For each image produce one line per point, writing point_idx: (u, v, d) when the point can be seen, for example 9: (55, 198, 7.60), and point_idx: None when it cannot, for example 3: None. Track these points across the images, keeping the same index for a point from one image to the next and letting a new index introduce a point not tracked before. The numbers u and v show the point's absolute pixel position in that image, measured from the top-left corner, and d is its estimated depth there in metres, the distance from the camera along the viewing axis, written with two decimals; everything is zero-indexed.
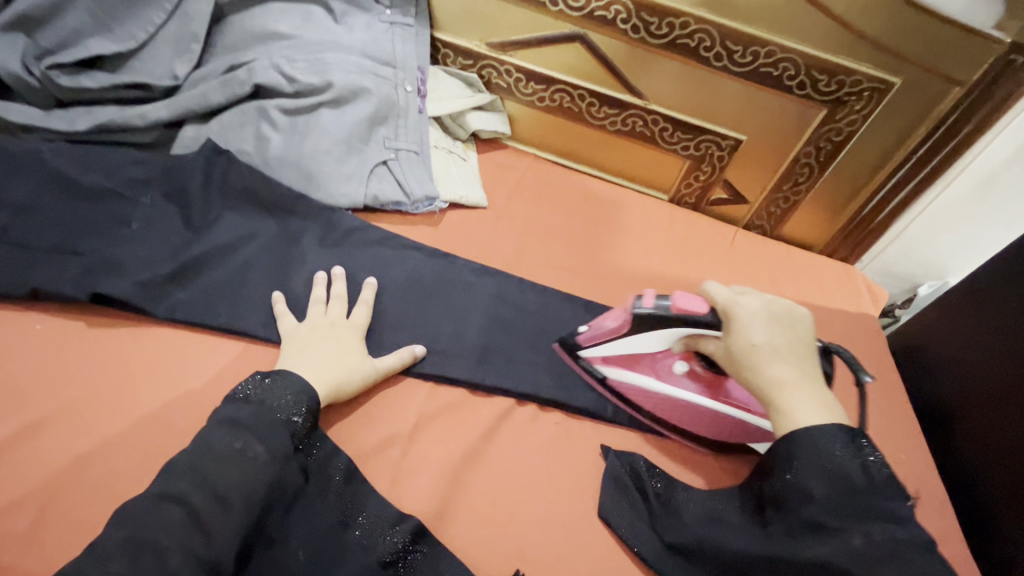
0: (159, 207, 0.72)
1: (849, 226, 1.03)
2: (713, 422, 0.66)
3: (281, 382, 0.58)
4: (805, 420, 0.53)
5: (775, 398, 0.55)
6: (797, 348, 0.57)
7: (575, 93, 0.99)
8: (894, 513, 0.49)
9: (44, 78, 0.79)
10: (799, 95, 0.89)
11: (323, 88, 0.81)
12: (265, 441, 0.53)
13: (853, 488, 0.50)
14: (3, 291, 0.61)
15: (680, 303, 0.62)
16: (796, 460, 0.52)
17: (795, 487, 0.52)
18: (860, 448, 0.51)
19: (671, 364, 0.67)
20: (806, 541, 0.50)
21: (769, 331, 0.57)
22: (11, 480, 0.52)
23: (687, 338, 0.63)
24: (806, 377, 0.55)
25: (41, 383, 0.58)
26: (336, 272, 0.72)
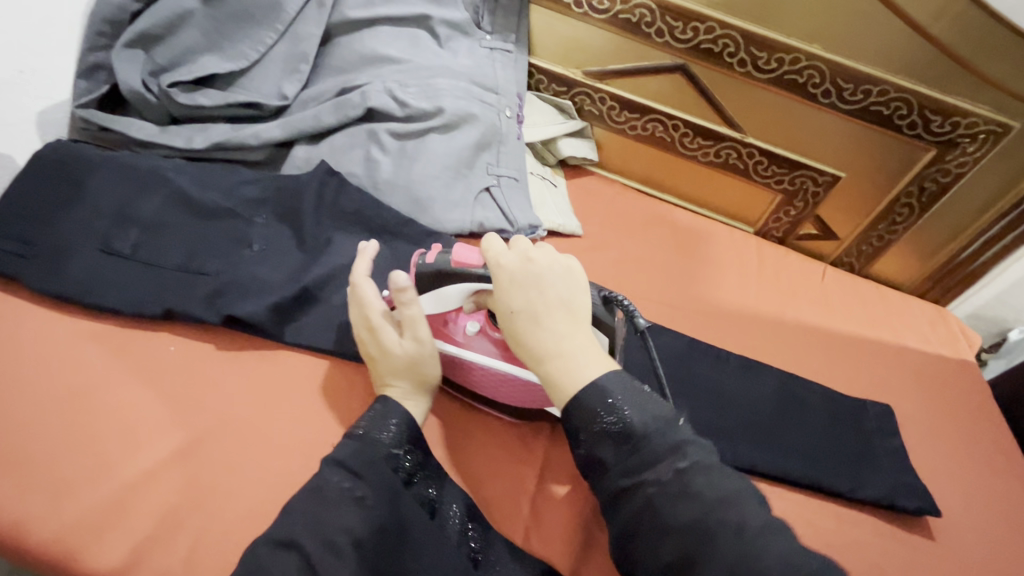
0: (277, 229, 0.72)
1: (945, 268, 1.00)
2: (504, 385, 0.62)
3: (384, 412, 0.56)
4: (576, 383, 0.51)
5: (544, 363, 0.52)
6: (555, 307, 0.53)
7: (669, 123, 0.98)
8: (674, 443, 0.49)
9: (163, 95, 0.80)
10: (909, 135, 0.87)
11: (433, 114, 0.82)
12: (370, 482, 0.52)
13: (631, 441, 0.50)
14: (137, 310, 0.61)
15: (459, 257, 0.58)
16: (579, 432, 0.52)
17: (587, 460, 0.52)
18: (636, 395, 0.51)
19: (464, 325, 0.63)
20: (623, 510, 0.50)
21: (532, 294, 0.53)
22: (153, 508, 0.51)
23: (475, 295, 0.58)
24: (582, 339, 0.53)
25: (174, 406, 0.57)
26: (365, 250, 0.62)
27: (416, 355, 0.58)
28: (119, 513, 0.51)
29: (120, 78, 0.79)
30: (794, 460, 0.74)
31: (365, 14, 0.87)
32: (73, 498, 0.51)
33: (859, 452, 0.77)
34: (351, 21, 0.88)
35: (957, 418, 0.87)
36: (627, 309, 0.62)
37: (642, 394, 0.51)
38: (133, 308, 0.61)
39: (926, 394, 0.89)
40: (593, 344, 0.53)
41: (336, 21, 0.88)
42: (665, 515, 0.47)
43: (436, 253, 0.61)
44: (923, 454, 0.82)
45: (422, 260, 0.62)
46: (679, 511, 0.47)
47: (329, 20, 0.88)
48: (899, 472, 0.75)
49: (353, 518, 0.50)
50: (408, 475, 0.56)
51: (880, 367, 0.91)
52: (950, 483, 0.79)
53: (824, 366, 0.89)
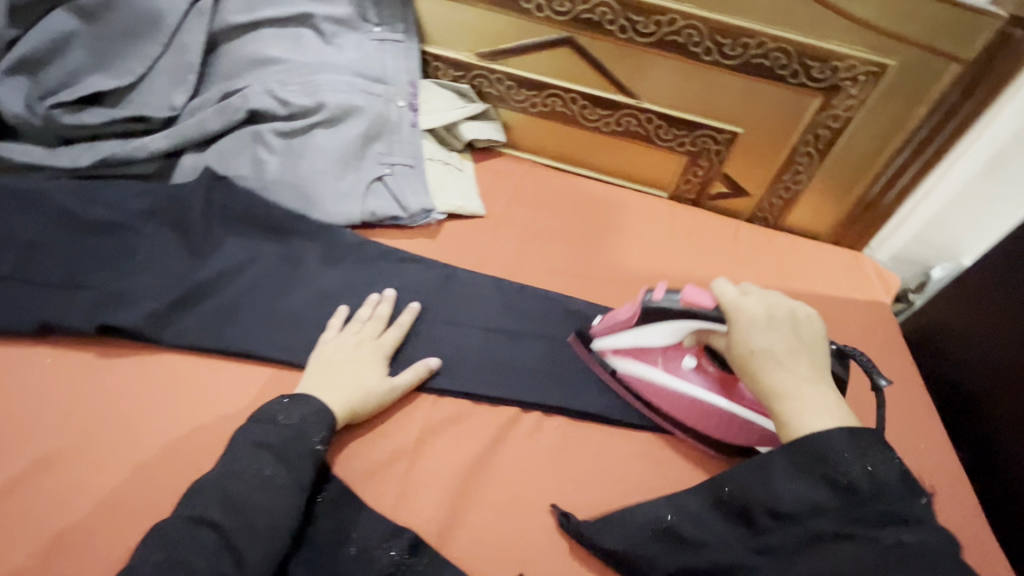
0: (163, 237, 0.73)
1: (855, 212, 1.01)
2: (744, 429, 0.63)
3: (310, 410, 0.56)
4: (807, 427, 0.50)
5: (779, 404, 0.53)
6: (797, 352, 0.54)
7: (567, 96, 0.99)
8: (907, 516, 0.46)
9: (47, 117, 0.81)
10: (794, 83, 0.88)
11: (316, 109, 0.83)
12: (292, 471, 0.52)
13: (858, 495, 0.48)
14: (14, 327, 0.62)
15: (690, 297, 0.61)
16: (802, 470, 0.50)
17: (799, 500, 0.50)
18: (869, 452, 0.49)
19: (681, 359, 0.66)
20: (821, 559, 0.46)
21: (770, 336, 0.55)
22: (22, 515, 0.53)
23: (697, 331, 0.62)
24: (821, 387, 0.52)
25: (51, 416, 0.58)
26: (387, 294, 0.72)
27: (378, 391, 0.61)
28: None
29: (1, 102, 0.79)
30: None
31: (247, 18, 0.87)
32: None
33: None
34: (233, 27, 0.88)
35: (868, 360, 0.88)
36: (863, 360, 0.62)
37: (878, 452, 0.48)
38: (11, 325, 0.62)
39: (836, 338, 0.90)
40: (830, 395, 0.52)
41: (218, 28, 0.88)
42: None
43: (663, 290, 0.63)
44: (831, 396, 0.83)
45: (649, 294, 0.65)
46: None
47: (211, 27, 0.88)
48: None
49: (282, 507, 0.50)
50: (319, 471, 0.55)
51: None
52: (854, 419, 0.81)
53: None
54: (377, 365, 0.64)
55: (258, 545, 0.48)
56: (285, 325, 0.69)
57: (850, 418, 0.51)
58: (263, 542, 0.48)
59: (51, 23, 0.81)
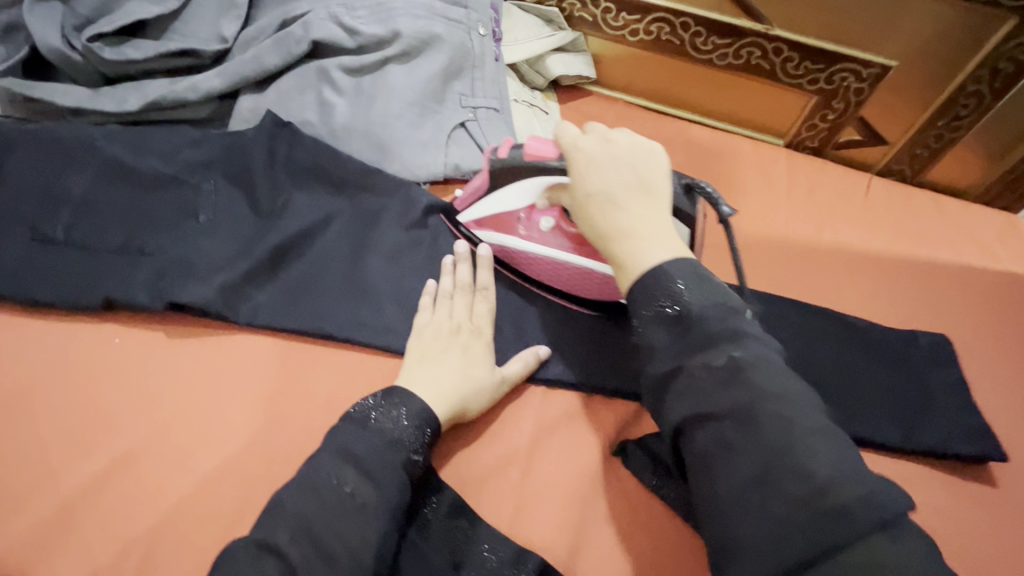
0: (227, 194, 0.64)
1: (1020, 169, 0.83)
2: (596, 284, 0.58)
3: (408, 416, 0.48)
4: (646, 265, 0.45)
5: (612, 248, 0.47)
6: (637, 190, 0.49)
7: (678, 22, 0.82)
8: (732, 332, 0.41)
9: (87, 52, 0.70)
10: (981, 1, 0.70)
11: (389, 40, 0.70)
12: (379, 488, 0.44)
13: (687, 323, 0.42)
14: (73, 302, 0.55)
15: (532, 150, 0.56)
16: (641, 314, 0.44)
17: (639, 346, 0.45)
18: (698, 280, 0.43)
19: (538, 221, 0.59)
20: (664, 399, 0.42)
21: (610, 174, 0.49)
22: (105, 519, 0.47)
23: (550, 189, 0.56)
24: (664, 225, 0.47)
25: (124, 404, 0.52)
26: (480, 254, 0.61)
27: (488, 384, 0.53)
28: (71, 527, 0.47)
29: (36, 36, 0.69)
30: (832, 406, 0.64)
31: None
32: (18, 512, 0.47)
33: (909, 397, 0.66)
34: None
35: None
36: (709, 194, 0.55)
37: (713, 281, 0.43)
38: (69, 299, 0.55)
39: (990, 317, 0.76)
40: (673, 234, 0.47)
41: None
42: (713, 404, 0.39)
43: (510, 146, 0.58)
44: (990, 387, 0.71)
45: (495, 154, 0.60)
46: (722, 397, 0.39)
47: None
48: (958, 415, 0.65)
49: (357, 530, 0.43)
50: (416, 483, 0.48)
51: (936, 291, 0.78)
52: (1014, 416, 0.69)
53: (869, 298, 0.77)
54: (479, 355, 0.55)
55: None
56: (366, 299, 0.60)
57: (688, 254, 0.45)
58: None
59: None
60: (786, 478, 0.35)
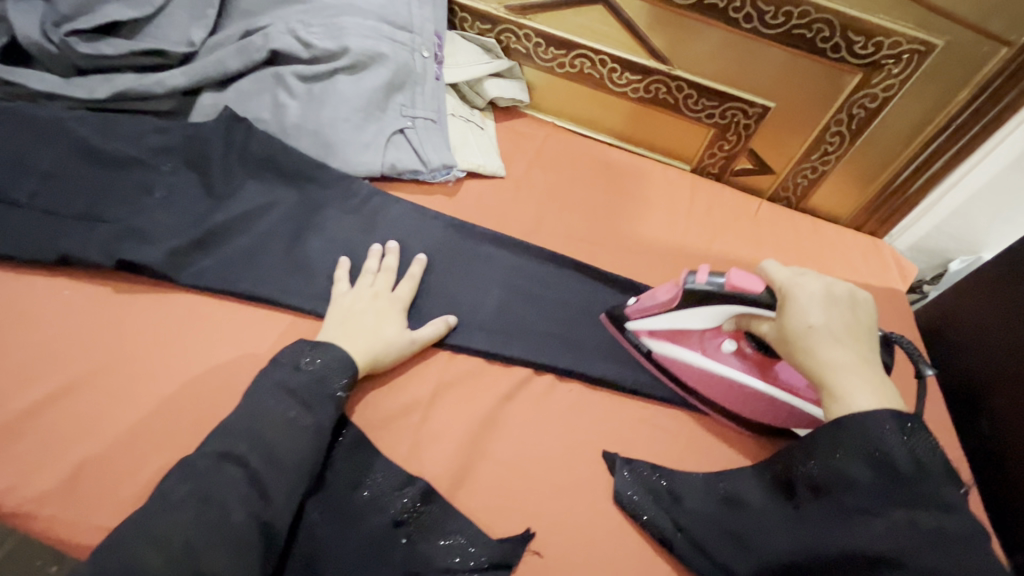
0: (183, 176, 0.72)
1: (879, 200, 0.99)
2: (757, 404, 0.63)
3: (327, 360, 0.57)
4: (860, 404, 0.49)
5: (827, 381, 0.51)
6: (852, 331, 0.53)
7: (596, 58, 0.95)
8: (946, 501, 0.46)
9: (63, 45, 0.78)
10: (834, 58, 0.85)
11: (340, 54, 0.80)
12: (315, 413, 0.54)
13: (896, 475, 0.47)
14: (32, 257, 0.62)
15: (735, 281, 0.59)
16: (843, 448, 0.49)
17: (833, 474, 0.50)
18: (913, 435, 0.48)
19: (720, 342, 0.64)
20: (851, 531, 0.48)
21: (828, 313, 0.53)
22: (44, 439, 0.54)
23: (739, 318, 0.61)
24: (872, 366, 0.52)
25: (70, 345, 0.59)
26: (391, 245, 0.72)
27: (404, 342, 0.62)
28: (13, 443, 0.53)
29: (17, 29, 0.77)
30: None
31: None
32: None
33: None
34: None
35: None
36: (914, 350, 0.62)
37: (926, 435, 0.47)
38: (29, 255, 0.62)
39: None
40: (879, 378, 0.52)
41: None
42: (906, 558, 0.44)
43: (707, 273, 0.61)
44: None
45: (691, 278, 0.62)
46: (923, 558, 0.44)
47: None
48: None
49: (291, 442, 0.52)
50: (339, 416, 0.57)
51: None
52: None
53: None
54: (391, 317, 0.64)
55: (282, 481, 0.50)
56: (301, 271, 0.68)
57: (901, 402, 0.50)
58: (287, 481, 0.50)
59: None
60: None
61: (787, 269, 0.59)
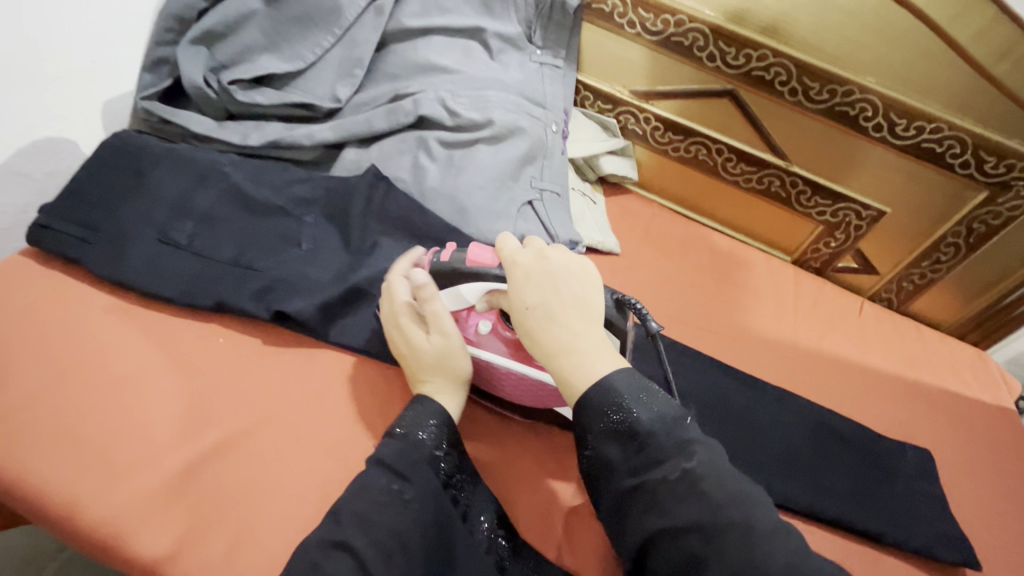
0: (324, 230, 0.73)
1: (988, 312, 0.98)
2: (522, 386, 0.62)
3: (420, 412, 0.57)
4: (587, 379, 0.51)
5: (557, 361, 0.52)
6: (569, 306, 0.53)
7: (713, 147, 0.97)
8: (682, 445, 0.50)
9: (222, 91, 0.82)
10: (961, 174, 0.86)
11: (483, 125, 0.83)
12: (416, 483, 0.53)
13: (638, 441, 0.50)
14: (191, 302, 0.64)
15: (474, 256, 0.61)
16: (591, 436, 0.52)
17: (597, 463, 0.52)
18: (639, 394, 0.51)
19: (475, 324, 0.63)
20: (638, 516, 0.50)
21: (546, 290, 0.53)
22: (200, 496, 0.54)
23: (489, 296, 0.58)
24: (599, 339, 0.53)
25: (228, 398, 0.60)
26: (418, 281, 0.58)
27: (444, 349, 0.59)
28: (169, 500, 0.53)
29: (183, 73, 0.81)
30: (826, 490, 0.73)
31: (421, 23, 0.89)
32: (128, 482, 0.53)
33: (892, 496, 0.74)
34: (405, 30, 0.89)
35: (991, 468, 0.84)
36: (639, 310, 0.60)
37: (645, 391, 0.51)
38: (188, 300, 0.63)
39: (961, 439, 0.86)
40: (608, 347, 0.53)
41: (392, 29, 0.90)
42: (683, 518, 0.47)
43: (451, 250, 0.63)
44: (961, 501, 0.80)
45: (435, 257, 0.64)
46: (684, 509, 0.47)
47: (385, 27, 0.90)
48: (935, 521, 0.72)
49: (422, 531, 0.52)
50: (447, 478, 0.56)
51: (915, 407, 0.88)
52: (978, 529, 0.78)
53: (859, 403, 0.87)
54: (419, 339, 0.60)
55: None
56: None
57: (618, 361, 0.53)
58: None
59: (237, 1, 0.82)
60: None
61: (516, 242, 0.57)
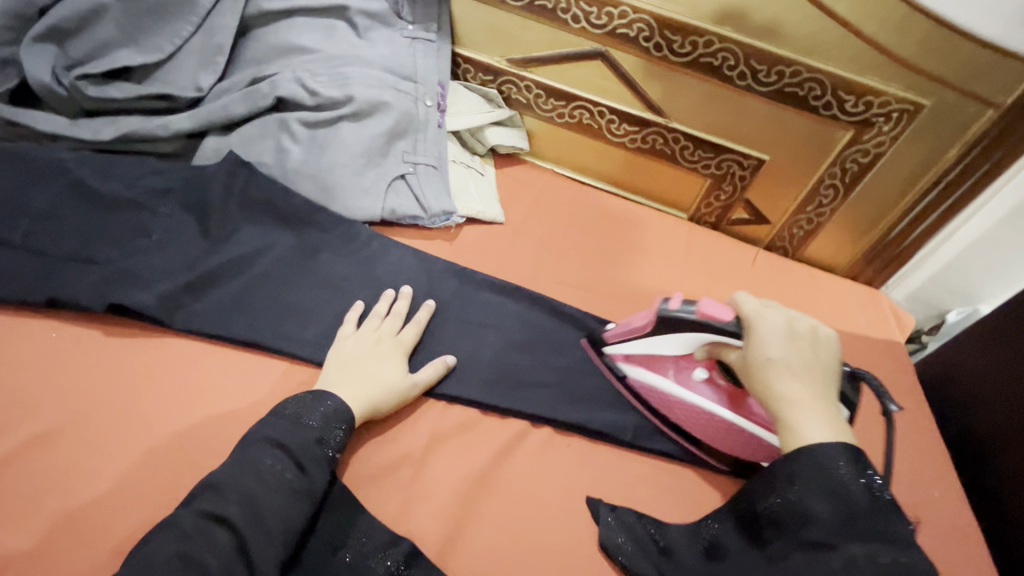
0: (180, 218, 0.71)
1: (874, 250, 1.00)
2: (725, 436, 0.64)
3: (316, 397, 0.58)
4: (811, 438, 0.51)
5: (783, 412, 0.53)
6: (812, 368, 0.54)
7: (595, 110, 0.98)
8: (895, 536, 0.47)
9: (72, 87, 0.80)
10: (826, 115, 0.87)
11: (344, 102, 0.82)
12: (311, 478, 0.53)
13: (853, 511, 0.48)
14: (20, 300, 0.61)
15: (705, 309, 0.60)
16: (799, 483, 0.51)
17: (796, 511, 0.51)
18: (865, 471, 0.50)
19: (691, 371, 0.66)
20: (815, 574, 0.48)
21: (790, 348, 0.54)
22: (16, 491, 0.52)
23: (709, 345, 0.62)
24: (826, 404, 0.53)
25: (56, 393, 0.58)
26: (450, 359, 0.67)
27: (401, 385, 0.62)
28: None
29: (27, 71, 0.78)
30: None
31: (280, 5, 0.87)
32: None
33: None
34: (266, 13, 0.88)
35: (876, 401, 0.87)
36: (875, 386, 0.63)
37: (874, 471, 0.50)
38: (16, 298, 0.61)
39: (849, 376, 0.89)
40: (835, 418, 0.53)
41: (251, 13, 0.88)
42: None
43: (679, 300, 0.62)
44: None
45: (663, 303, 0.63)
46: None
47: (244, 12, 0.88)
48: None
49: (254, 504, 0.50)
50: (336, 473, 0.57)
51: None
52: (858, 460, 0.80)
53: None
54: (398, 367, 0.64)
55: (265, 548, 0.49)
56: (294, 315, 0.67)
57: (850, 436, 0.52)
58: (271, 543, 0.49)
59: None
60: None
61: (756, 299, 0.59)
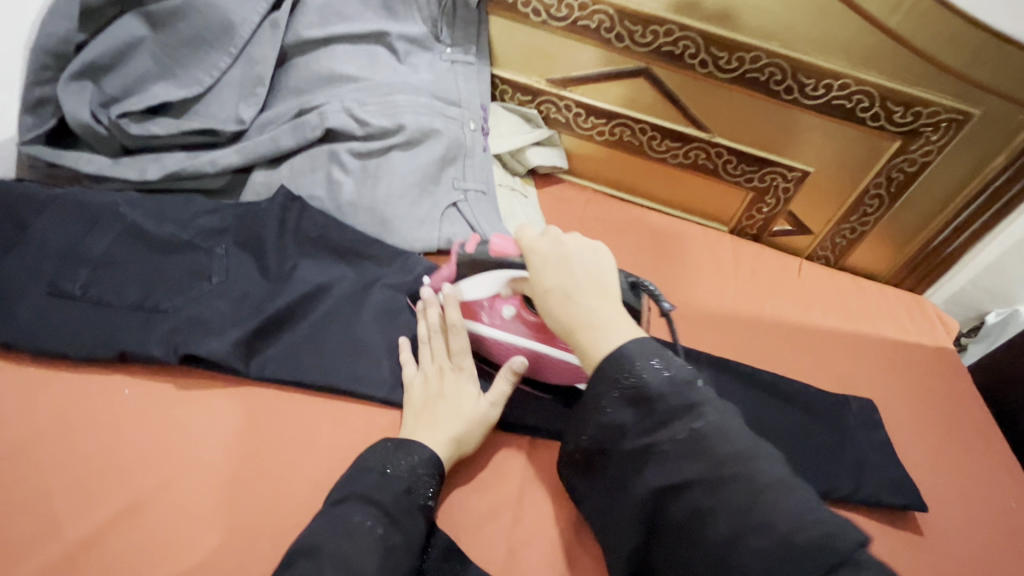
0: (238, 258, 0.69)
1: (919, 256, 1.00)
2: (555, 370, 0.65)
3: (402, 446, 0.56)
4: (604, 349, 0.52)
5: (576, 336, 0.54)
6: (588, 284, 0.55)
7: (637, 127, 0.97)
8: (688, 405, 0.49)
9: (113, 126, 0.77)
10: (873, 126, 0.87)
11: (395, 131, 0.80)
12: (408, 532, 0.52)
13: (649, 403, 0.50)
14: (90, 355, 0.60)
15: (497, 247, 0.64)
16: (600, 398, 0.52)
17: (607, 426, 0.52)
18: (651, 358, 0.51)
19: (500, 309, 0.66)
20: (648, 474, 0.50)
21: (564, 272, 0.56)
22: (110, 562, 0.51)
23: (513, 282, 0.62)
24: (612, 311, 0.54)
25: (138, 454, 0.57)
26: (515, 363, 0.62)
27: (479, 415, 0.60)
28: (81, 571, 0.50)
29: (66, 111, 0.76)
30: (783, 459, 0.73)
31: (321, 33, 0.85)
32: (33, 554, 0.51)
33: (840, 454, 0.76)
34: (305, 41, 0.86)
35: (937, 410, 0.87)
36: (653, 292, 0.61)
37: (662, 353, 0.51)
38: (87, 354, 0.60)
39: (905, 385, 0.88)
40: (625, 320, 0.54)
41: (291, 42, 0.86)
42: (686, 476, 0.47)
43: (476, 242, 0.67)
44: (906, 445, 0.82)
45: (462, 248, 0.68)
46: (690, 465, 0.47)
47: (283, 41, 0.86)
48: (882, 471, 0.74)
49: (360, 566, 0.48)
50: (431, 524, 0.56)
51: (857, 360, 0.90)
52: (927, 471, 0.80)
53: (804, 363, 0.88)
54: (467, 394, 0.61)
55: None
56: (364, 355, 0.65)
57: (636, 331, 0.53)
58: None
59: (118, 29, 0.78)
60: (755, 537, 0.43)
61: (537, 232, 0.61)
